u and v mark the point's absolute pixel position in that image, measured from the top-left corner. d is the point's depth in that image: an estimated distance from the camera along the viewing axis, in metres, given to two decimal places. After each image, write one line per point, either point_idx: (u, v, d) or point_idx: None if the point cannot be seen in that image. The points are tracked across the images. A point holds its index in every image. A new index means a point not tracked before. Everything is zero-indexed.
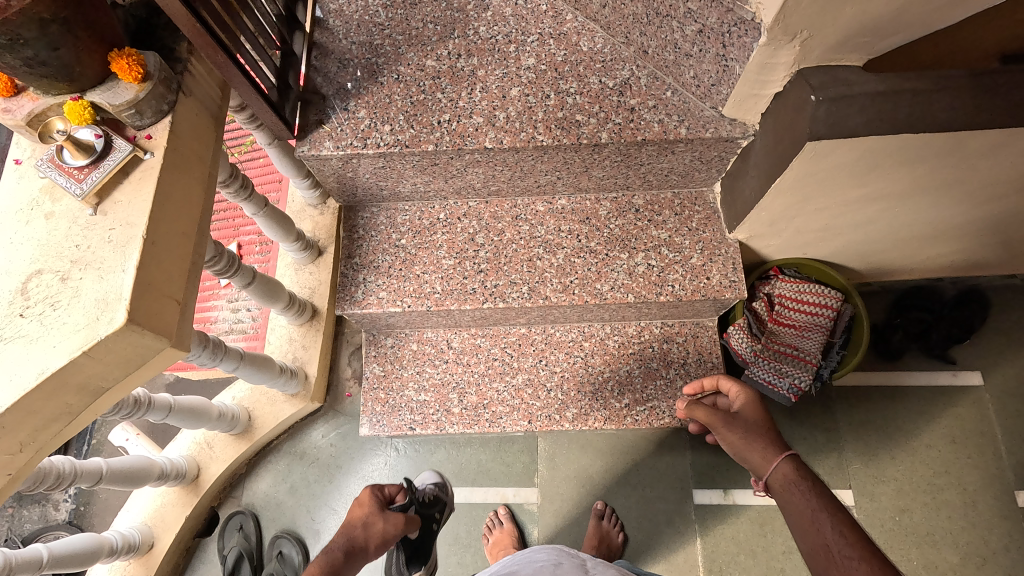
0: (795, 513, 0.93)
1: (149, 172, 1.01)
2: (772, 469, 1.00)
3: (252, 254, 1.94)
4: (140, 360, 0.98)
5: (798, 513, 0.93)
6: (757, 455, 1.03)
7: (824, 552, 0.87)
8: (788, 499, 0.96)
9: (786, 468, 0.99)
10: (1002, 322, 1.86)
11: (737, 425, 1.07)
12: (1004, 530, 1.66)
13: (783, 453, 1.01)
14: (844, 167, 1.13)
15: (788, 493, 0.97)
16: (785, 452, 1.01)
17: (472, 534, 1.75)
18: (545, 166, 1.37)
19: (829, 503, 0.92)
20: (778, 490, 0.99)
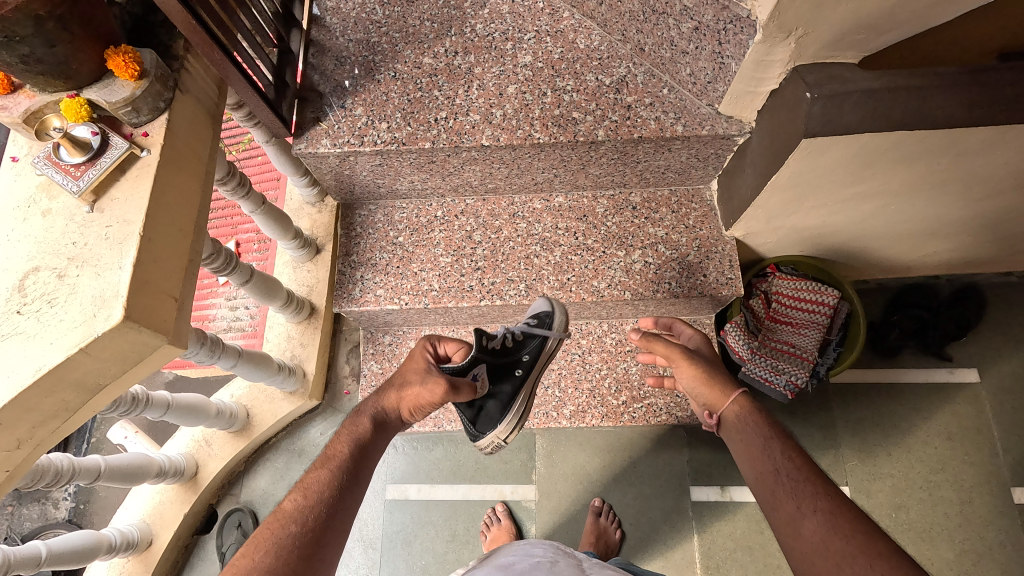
0: (750, 439, 1.03)
1: (145, 169, 1.01)
2: (725, 404, 1.11)
3: (250, 251, 1.94)
4: (137, 357, 0.98)
5: (754, 440, 1.02)
6: (713, 391, 1.13)
7: (771, 473, 0.96)
8: (742, 427, 1.06)
9: (735, 400, 1.10)
10: (998, 320, 1.87)
11: (699, 361, 1.18)
12: (1000, 527, 1.66)
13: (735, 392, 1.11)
14: (839, 165, 1.13)
15: (740, 425, 1.07)
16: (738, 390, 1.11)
17: (470, 531, 1.75)
18: (542, 163, 1.37)
19: (781, 436, 1.01)
20: (729, 421, 1.10)
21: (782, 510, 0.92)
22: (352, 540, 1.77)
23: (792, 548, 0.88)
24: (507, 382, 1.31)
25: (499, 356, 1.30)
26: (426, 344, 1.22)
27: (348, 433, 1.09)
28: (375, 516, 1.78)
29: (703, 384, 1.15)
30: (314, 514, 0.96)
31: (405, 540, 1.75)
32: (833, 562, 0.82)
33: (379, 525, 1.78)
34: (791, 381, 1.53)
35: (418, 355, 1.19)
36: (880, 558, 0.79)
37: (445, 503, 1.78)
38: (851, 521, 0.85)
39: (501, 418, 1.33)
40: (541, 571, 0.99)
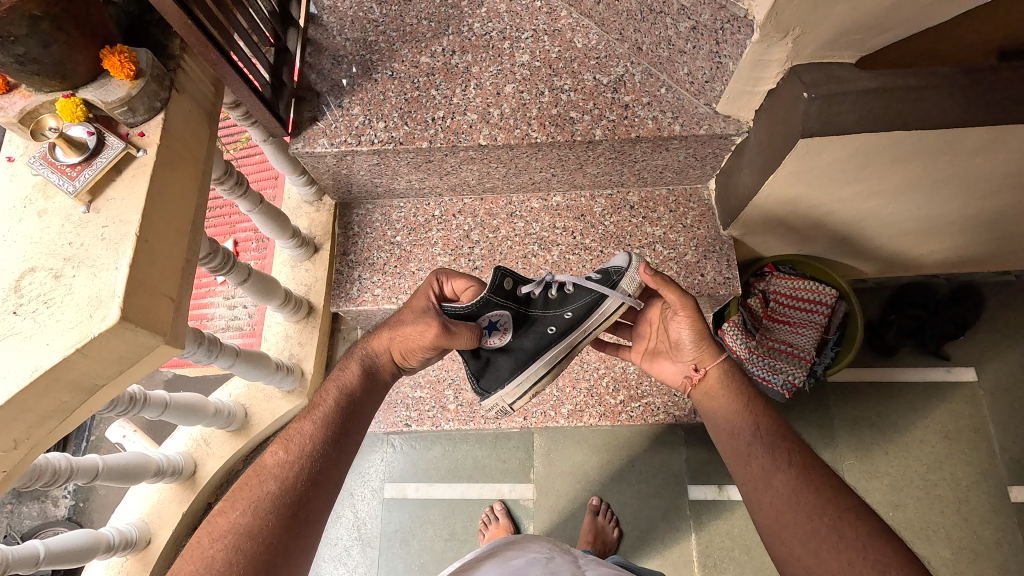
0: (725, 398, 1.03)
1: (142, 169, 1.01)
2: (711, 363, 1.06)
3: (248, 250, 1.93)
4: (134, 357, 0.98)
5: (730, 398, 1.03)
6: (707, 348, 1.06)
7: (748, 428, 0.97)
8: (719, 388, 1.05)
9: (723, 362, 1.06)
10: (996, 319, 1.87)
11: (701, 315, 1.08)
12: (997, 525, 1.67)
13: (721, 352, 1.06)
14: (837, 165, 1.13)
15: (720, 383, 1.05)
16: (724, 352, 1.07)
17: (468, 530, 1.75)
18: (540, 162, 1.37)
19: (758, 397, 1.02)
20: (709, 381, 1.06)
21: (753, 463, 0.94)
22: (350, 539, 1.77)
23: (758, 500, 0.91)
24: (535, 333, 1.23)
25: (531, 303, 1.24)
26: (438, 277, 1.18)
27: (336, 382, 1.07)
28: (373, 515, 1.79)
29: (701, 340, 1.06)
30: (301, 467, 0.95)
31: (403, 538, 1.76)
32: (804, 515, 0.86)
33: (377, 523, 1.78)
34: (788, 380, 1.53)
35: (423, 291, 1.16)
36: (847, 512, 0.85)
37: (443, 502, 1.79)
38: (822, 478, 0.89)
39: (517, 372, 1.23)
40: (537, 566, 0.99)
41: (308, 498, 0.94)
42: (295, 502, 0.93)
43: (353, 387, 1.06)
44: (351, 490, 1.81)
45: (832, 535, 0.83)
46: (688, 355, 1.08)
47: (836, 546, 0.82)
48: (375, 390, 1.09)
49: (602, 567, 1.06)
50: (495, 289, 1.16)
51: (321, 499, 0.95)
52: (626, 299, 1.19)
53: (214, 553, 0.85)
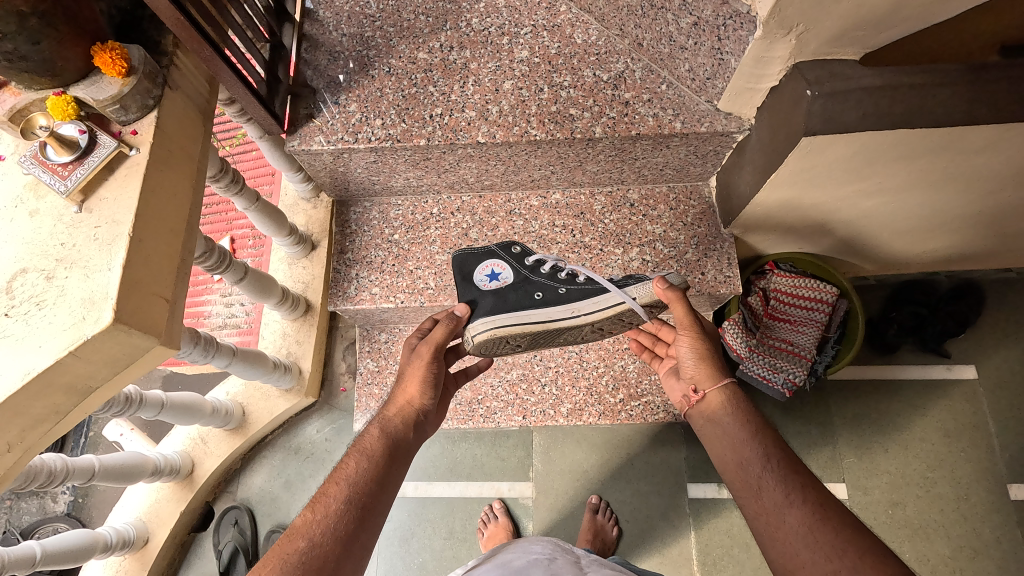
0: (728, 427, 1.00)
1: (135, 168, 0.99)
2: (711, 386, 1.05)
3: (245, 248, 1.92)
4: (128, 360, 0.97)
5: (735, 428, 0.99)
6: (709, 371, 1.06)
7: (758, 461, 0.93)
8: (723, 414, 1.02)
9: (723, 386, 1.04)
10: (996, 316, 1.86)
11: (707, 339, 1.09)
12: (997, 524, 1.67)
13: (723, 378, 1.05)
14: (839, 163, 1.12)
15: (723, 409, 1.03)
16: (726, 378, 1.05)
17: (467, 529, 1.75)
18: (539, 160, 1.35)
19: (764, 424, 0.99)
20: (711, 405, 1.05)
21: (765, 498, 0.90)
22: None
23: (771, 536, 0.88)
24: (520, 291, 1.18)
25: (535, 272, 1.21)
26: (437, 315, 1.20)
27: (359, 447, 1.00)
28: None
29: (700, 359, 1.07)
30: (329, 533, 0.87)
31: (402, 538, 1.75)
32: (822, 554, 0.82)
33: None
34: (789, 379, 1.52)
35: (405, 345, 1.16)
36: (868, 552, 0.80)
37: (442, 501, 1.78)
38: (837, 512, 0.85)
39: (491, 313, 1.15)
40: (538, 567, 0.99)
41: (335, 567, 0.85)
42: (325, 572, 0.84)
43: (377, 449, 0.99)
44: None
45: None
46: (688, 373, 1.09)
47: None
48: (401, 452, 1.02)
49: (602, 568, 1.05)
50: (504, 247, 1.22)
51: (349, 570, 0.86)
52: (629, 301, 1.13)
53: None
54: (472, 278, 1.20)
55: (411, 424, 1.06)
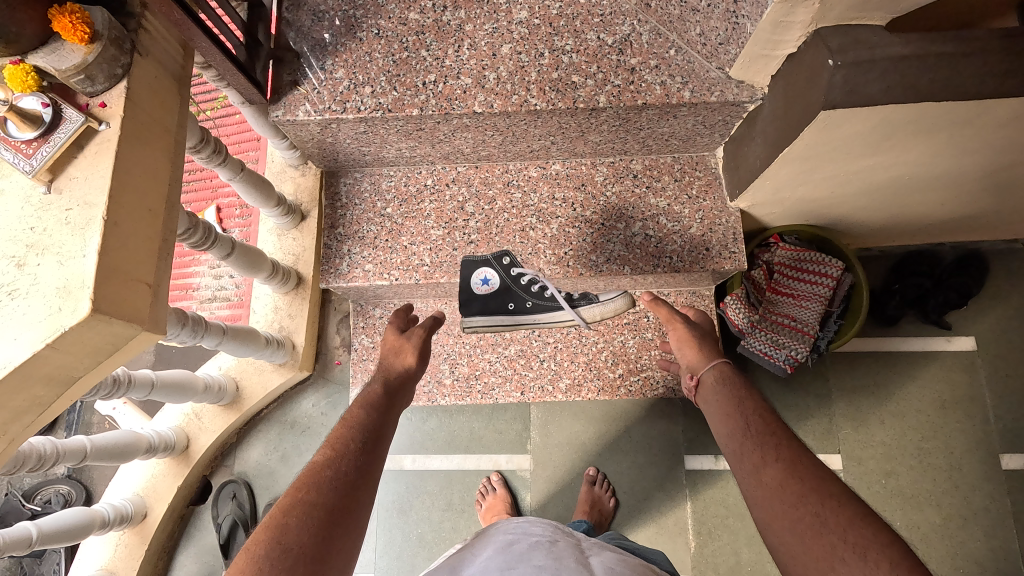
0: (720, 401, 0.99)
1: (105, 144, 0.92)
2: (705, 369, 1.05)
3: (233, 218, 1.85)
4: (112, 348, 0.93)
5: (724, 403, 0.98)
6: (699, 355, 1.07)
7: (739, 430, 0.92)
8: (713, 391, 1.02)
9: (720, 365, 1.04)
10: (1000, 287, 1.84)
11: (695, 330, 1.15)
12: (987, 492, 1.69)
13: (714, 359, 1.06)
14: (857, 137, 1.06)
15: (716, 387, 1.02)
16: (717, 359, 1.06)
17: (465, 501, 1.76)
18: (539, 130, 1.28)
19: (753, 396, 0.97)
20: (705, 385, 1.04)
21: (745, 461, 0.88)
22: None
23: (753, 496, 0.85)
24: (499, 300, 1.35)
25: (518, 283, 1.35)
26: (405, 310, 1.21)
27: (360, 397, 0.98)
28: None
29: (691, 346, 1.10)
30: (349, 459, 0.85)
31: (401, 510, 1.76)
32: (789, 503, 0.80)
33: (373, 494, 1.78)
34: (791, 356, 1.51)
35: (396, 320, 1.16)
36: (831, 498, 0.78)
37: (440, 473, 1.79)
38: (809, 466, 0.83)
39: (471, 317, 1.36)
40: (540, 551, 0.97)
41: (357, 490, 0.83)
42: (349, 493, 0.82)
43: (376, 398, 0.98)
44: None
45: (816, 521, 0.76)
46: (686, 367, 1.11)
47: (821, 532, 0.75)
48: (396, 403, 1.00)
49: (604, 547, 1.06)
50: (496, 258, 1.35)
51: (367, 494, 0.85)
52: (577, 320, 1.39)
53: (288, 526, 0.75)
54: (467, 281, 1.35)
55: (405, 382, 1.05)
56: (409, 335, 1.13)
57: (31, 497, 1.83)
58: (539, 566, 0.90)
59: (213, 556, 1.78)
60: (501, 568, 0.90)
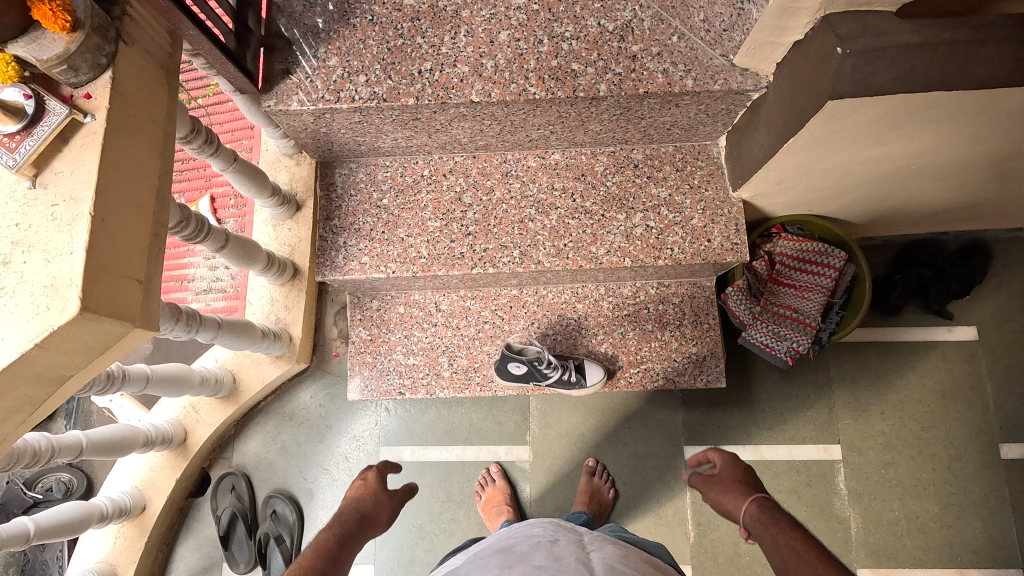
0: (763, 536, 1.05)
1: (91, 137, 0.89)
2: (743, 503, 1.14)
3: (227, 208, 1.82)
4: (103, 346, 0.92)
5: (765, 538, 1.04)
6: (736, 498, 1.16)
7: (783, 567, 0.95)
8: (757, 526, 1.08)
9: (757, 501, 1.12)
10: (1004, 276, 1.81)
11: (724, 473, 1.25)
12: (986, 482, 1.69)
13: (751, 495, 1.15)
14: (864, 127, 1.03)
15: (756, 522, 1.08)
16: (753, 497, 1.14)
17: (464, 492, 1.76)
18: (538, 119, 1.25)
19: (786, 527, 1.02)
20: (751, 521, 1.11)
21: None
22: None
23: None
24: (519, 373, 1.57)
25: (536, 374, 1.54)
26: (385, 464, 1.38)
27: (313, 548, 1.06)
28: None
29: (725, 490, 1.20)
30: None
31: None
32: None
33: None
34: (793, 348, 1.49)
35: (376, 471, 1.34)
36: None
37: (439, 465, 1.78)
38: None
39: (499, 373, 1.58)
40: (541, 552, 0.96)
41: None
42: None
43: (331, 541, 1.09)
44: (345, 453, 1.80)
45: None
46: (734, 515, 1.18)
47: None
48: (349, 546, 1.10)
49: (605, 544, 1.05)
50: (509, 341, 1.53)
51: None
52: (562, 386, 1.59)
53: None
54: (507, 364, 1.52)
55: (365, 526, 1.18)
56: (389, 494, 1.29)
57: (32, 486, 1.83)
58: (538, 566, 0.90)
59: (213, 548, 1.78)
60: (501, 568, 0.91)
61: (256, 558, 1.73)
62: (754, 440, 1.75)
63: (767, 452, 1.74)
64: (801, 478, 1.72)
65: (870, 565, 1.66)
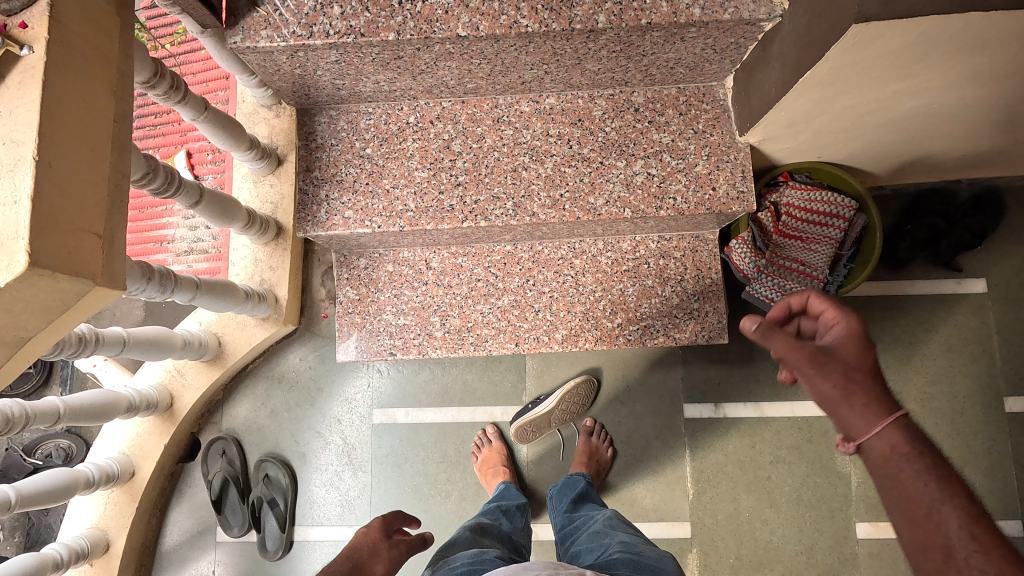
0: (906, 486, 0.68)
1: (30, 72, 0.79)
2: (874, 424, 0.70)
3: (205, 163, 1.72)
4: (63, 305, 0.86)
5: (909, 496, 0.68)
6: (854, 407, 0.72)
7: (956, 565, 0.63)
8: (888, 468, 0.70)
9: (898, 428, 0.70)
10: (1017, 226, 1.74)
11: (845, 362, 0.74)
12: (989, 435, 1.67)
13: (891, 416, 0.70)
14: (886, 57, 0.95)
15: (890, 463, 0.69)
16: (897, 417, 0.70)
17: (460, 453, 1.73)
18: (531, 58, 1.15)
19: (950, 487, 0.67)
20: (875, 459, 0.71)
21: None
22: (341, 464, 1.74)
23: None
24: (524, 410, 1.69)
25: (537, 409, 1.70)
26: (395, 513, 1.32)
27: None
28: (363, 439, 1.75)
29: (844, 396, 0.72)
30: None
31: (395, 463, 1.73)
32: None
33: (367, 448, 1.74)
34: None
35: (381, 519, 1.28)
36: None
37: (434, 426, 1.74)
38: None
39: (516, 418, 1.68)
40: None
41: None
42: None
43: None
44: (338, 416, 1.76)
45: None
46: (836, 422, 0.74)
47: None
48: None
49: None
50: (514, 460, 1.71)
51: None
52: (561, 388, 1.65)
53: None
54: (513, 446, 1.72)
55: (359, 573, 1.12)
56: (390, 543, 1.22)
57: (31, 452, 1.80)
58: None
59: (206, 511, 1.76)
60: None
61: (250, 521, 1.72)
62: (756, 397, 1.71)
63: (769, 409, 1.71)
64: (802, 434, 1.69)
65: (869, 519, 1.65)
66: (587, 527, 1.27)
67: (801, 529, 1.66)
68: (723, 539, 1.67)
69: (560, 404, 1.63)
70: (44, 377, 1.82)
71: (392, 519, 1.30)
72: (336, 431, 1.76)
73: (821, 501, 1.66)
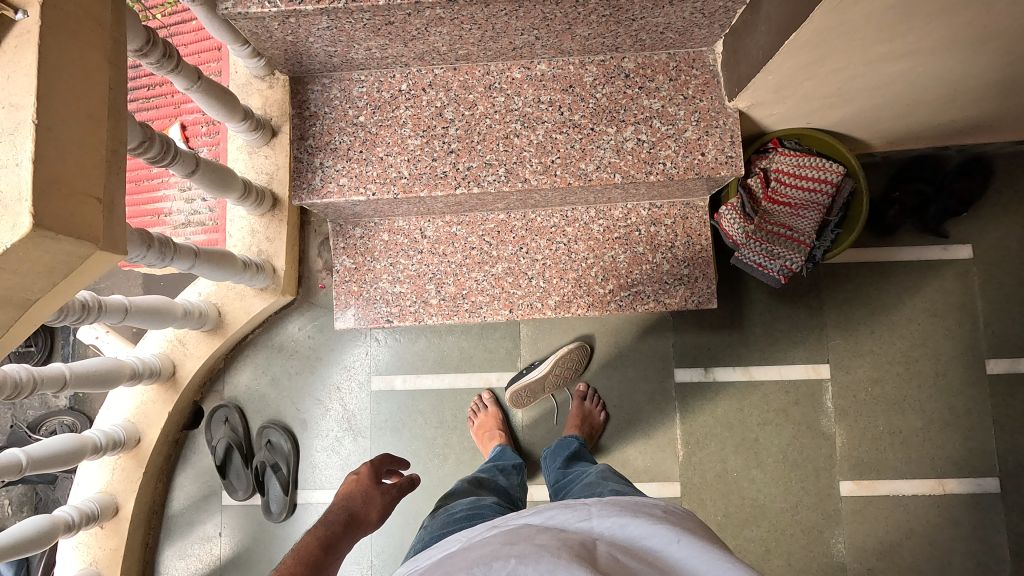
0: None
1: (26, 37, 0.81)
2: None
3: (200, 136, 1.73)
4: (67, 268, 0.89)
5: None
6: None
7: None
8: None
9: None
10: (1005, 194, 1.76)
11: None
12: (970, 397, 1.72)
13: None
14: (871, 16, 0.96)
15: None
16: None
17: (457, 418, 1.77)
18: (521, 23, 1.15)
19: None
20: None
21: None
22: (341, 430, 1.79)
23: None
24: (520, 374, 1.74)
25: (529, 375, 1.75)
26: (383, 458, 1.32)
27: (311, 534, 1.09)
28: (363, 407, 1.80)
29: None
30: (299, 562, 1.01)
31: (394, 428, 1.78)
32: None
33: (367, 414, 1.79)
34: (785, 266, 1.46)
35: (370, 466, 1.29)
36: None
37: (432, 393, 1.79)
38: None
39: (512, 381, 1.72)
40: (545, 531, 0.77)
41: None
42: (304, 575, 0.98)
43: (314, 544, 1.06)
44: (338, 384, 1.81)
45: None
46: None
47: None
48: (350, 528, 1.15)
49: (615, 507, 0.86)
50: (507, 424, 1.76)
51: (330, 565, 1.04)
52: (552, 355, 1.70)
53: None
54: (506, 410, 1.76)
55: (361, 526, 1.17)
56: (382, 488, 1.25)
57: (36, 429, 1.83)
58: (541, 544, 0.72)
59: (211, 477, 1.82)
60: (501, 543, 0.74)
61: (254, 486, 1.77)
62: (744, 361, 1.76)
63: (757, 373, 1.75)
64: (789, 397, 1.74)
65: (853, 477, 1.71)
66: (581, 479, 1.31)
67: (787, 487, 1.72)
68: (711, 498, 1.73)
69: (552, 370, 1.68)
70: (47, 354, 1.86)
71: (382, 463, 1.32)
72: (336, 397, 1.80)
73: (806, 461, 1.72)
